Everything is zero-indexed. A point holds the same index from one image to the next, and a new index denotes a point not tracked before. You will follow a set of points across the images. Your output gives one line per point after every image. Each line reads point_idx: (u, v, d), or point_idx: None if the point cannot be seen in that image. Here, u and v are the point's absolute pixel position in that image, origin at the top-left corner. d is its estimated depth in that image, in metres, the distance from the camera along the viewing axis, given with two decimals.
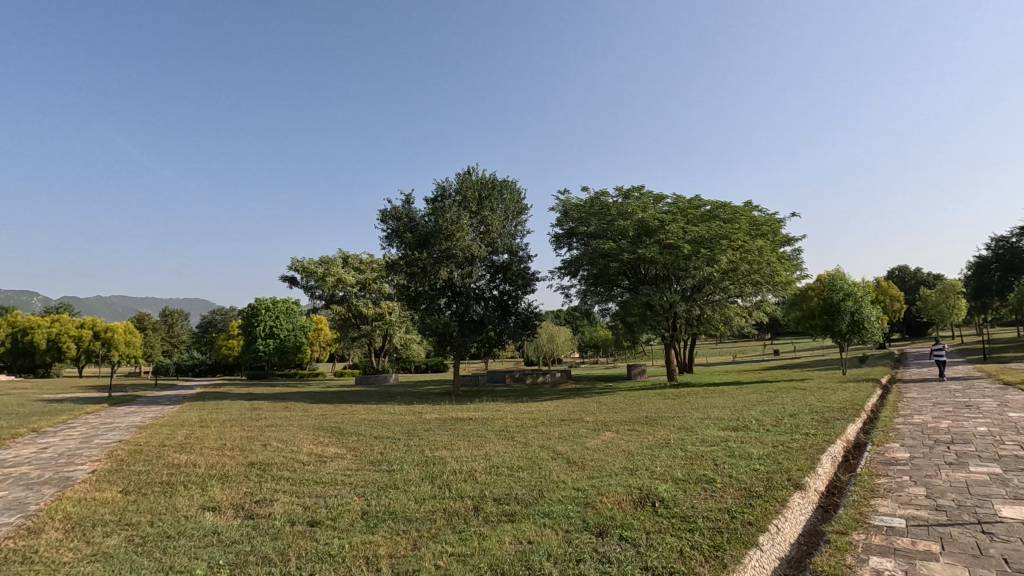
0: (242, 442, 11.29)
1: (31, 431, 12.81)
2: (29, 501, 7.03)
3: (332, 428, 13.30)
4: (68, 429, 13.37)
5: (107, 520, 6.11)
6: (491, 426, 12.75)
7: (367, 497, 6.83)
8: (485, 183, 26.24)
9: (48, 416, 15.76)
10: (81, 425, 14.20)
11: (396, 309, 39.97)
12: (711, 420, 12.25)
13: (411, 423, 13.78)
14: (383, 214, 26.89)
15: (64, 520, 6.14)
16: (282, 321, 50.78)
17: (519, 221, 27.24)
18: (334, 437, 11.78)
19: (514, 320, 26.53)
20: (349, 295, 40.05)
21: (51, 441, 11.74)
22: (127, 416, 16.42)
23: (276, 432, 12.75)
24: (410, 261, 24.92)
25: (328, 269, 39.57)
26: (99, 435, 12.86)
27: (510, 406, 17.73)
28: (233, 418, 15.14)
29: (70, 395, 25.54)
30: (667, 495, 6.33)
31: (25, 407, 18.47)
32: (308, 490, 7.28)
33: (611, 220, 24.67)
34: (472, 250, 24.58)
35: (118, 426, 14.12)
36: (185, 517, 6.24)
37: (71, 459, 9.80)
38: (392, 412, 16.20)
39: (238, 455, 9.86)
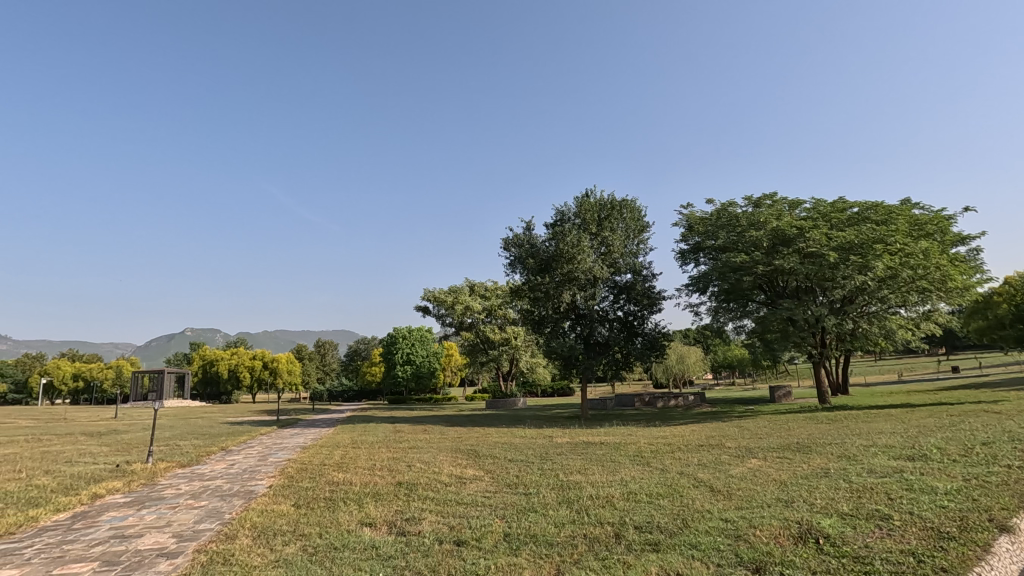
0: (389, 462, 12.17)
1: (221, 450, 14.98)
2: (224, 510, 8.20)
3: (469, 450, 13.86)
4: (249, 448, 15.43)
5: (285, 530, 6.91)
6: (625, 451, 12.42)
7: (508, 519, 6.98)
8: (604, 203, 26.21)
9: (233, 436, 18.33)
10: (258, 445, 16.30)
11: (521, 334, 40.83)
12: (879, 448, 10.83)
13: (544, 447, 13.90)
14: (505, 242, 27.95)
15: (252, 528, 7.06)
16: (417, 348, 54.32)
17: (641, 239, 26.76)
18: (471, 459, 12.26)
19: (640, 341, 25.84)
20: (477, 321, 41.74)
21: (238, 458, 13.63)
22: (293, 437, 18.57)
23: (418, 454, 13.56)
24: (534, 286, 25.37)
25: (457, 297, 41.69)
26: (272, 453, 14.66)
27: (642, 430, 17.15)
28: (380, 440, 16.43)
29: (248, 418, 29.43)
30: (835, 532, 5.68)
31: (215, 429, 21.66)
32: (452, 510, 7.62)
33: (742, 232, 23.17)
34: (594, 272, 24.47)
35: (287, 446, 16.01)
36: (347, 530, 6.86)
37: (252, 475, 11.27)
38: (522, 436, 16.46)
39: (387, 474, 10.64)
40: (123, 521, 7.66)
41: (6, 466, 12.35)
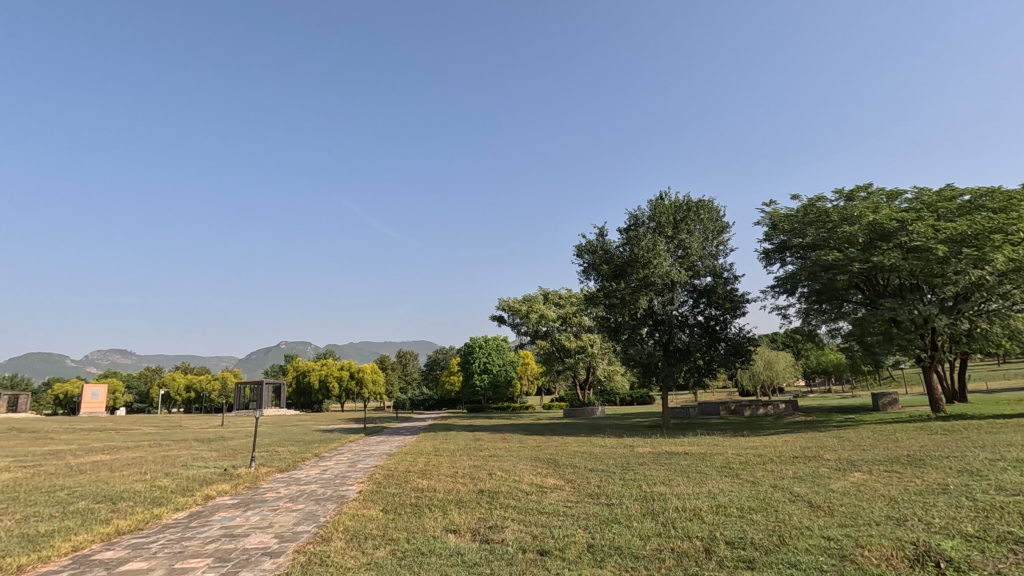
0: (471, 470, 12.37)
1: (314, 456, 15.92)
2: (319, 513, 8.68)
3: (548, 459, 13.82)
4: (339, 455, 16.29)
5: (375, 534, 7.19)
6: (711, 462, 11.89)
7: (591, 530, 6.88)
8: (680, 205, 25.44)
9: (325, 443, 19.43)
10: (348, 451, 17.15)
11: (597, 341, 40.32)
12: (1007, 462, 9.66)
13: (625, 457, 13.59)
14: (578, 249, 27.81)
15: (345, 531, 7.41)
16: (493, 357, 55.02)
17: (720, 241, 25.73)
18: (551, 468, 12.21)
19: (724, 347, 24.74)
20: (552, 329, 41.67)
21: (330, 464, 14.41)
22: (379, 444, 19.36)
23: (498, 462, 13.70)
24: (609, 292, 25.00)
25: (531, 306, 41.91)
26: (360, 460, 15.37)
27: (729, 441, 16.34)
28: (461, 448, 16.77)
29: (338, 426, 31.06)
30: (958, 555, 5.11)
31: (308, 436, 23.06)
32: (534, 519, 7.61)
33: (833, 228, 21.66)
34: (672, 276, 23.74)
35: (374, 453, 16.73)
36: (433, 536, 7.03)
37: (343, 480, 11.86)
38: (602, 445, 16.20)
39: (469, 482, 10.82)
40: (232, 521, 8.30)
41: (134, 468, 13.78)
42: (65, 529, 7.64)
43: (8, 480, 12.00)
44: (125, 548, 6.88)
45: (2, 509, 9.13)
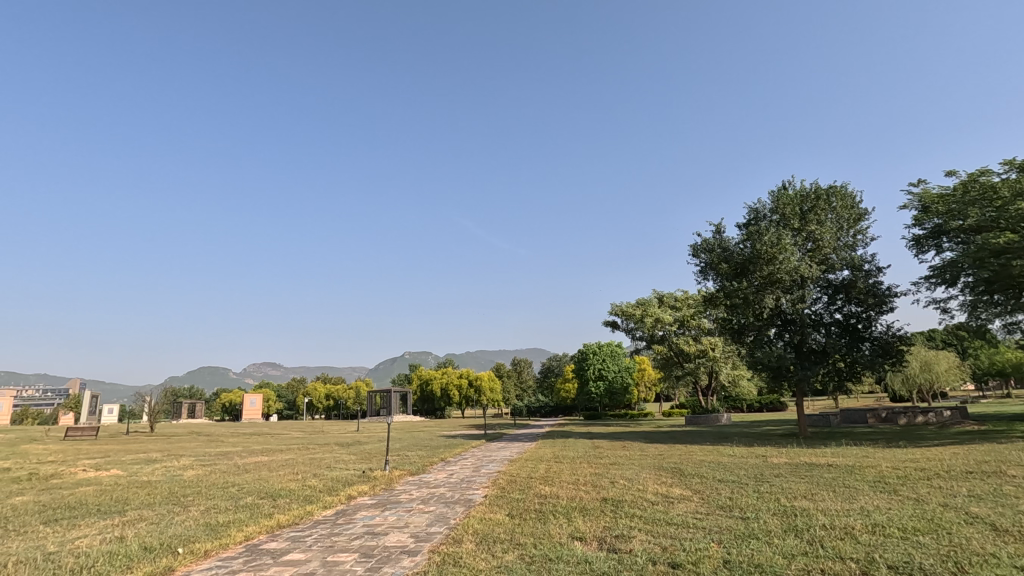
0: (592, 478, 12.25)
1: (441, 460, 16.73)
2: (449, 515, 9.09)
3: (673, 468, 13.27)
4: (464, 460, 16.95)
5: (503, 538, 7.37)
6: (861, 476, 10.68)
7: (727, 545, 6.50)
8: (807, 194, 23.43)
9: (450, 448, 20.33)
10: (471, 457, 17.79)
11: (718, 345, 38.04)
12: None
13: (759, 468, 12.67)
14: (693, 249, 26.65)
15: (475, 534, 7.69)
16: (608, 364, 54.11)
17: (857, 230, 23.27)
18: (677, 478, 11.71)
19: (869, 347, 22.20)
20: (668, 333, 40.08)
21: (455, 468, 15.06)
22: (500, 450, 19.84)
23: (620, 470, 13.41)
24: (730, 292, 23.58)
25: (646, 310, 40.72)
26: (483, 465, 15.87)
27: (882, 452, 14.57)
28: (581, 456, 16.65)
29: (461, 432, 32.39)
30: None
31: (435, 442, 24.27)
32: (662, 530, 7.35)
33: (1004, 206, 18.67)
34: (801, 271, 21.78)
35: (496, 459, 17.18)
36: (559, 543, 7.06)
37: (469, 485, 12.33)
38: (731, 455, 15.22)
39: (592, 490, 10.70)
40: (373, 520, 8.97)
41: (288, 468, 15.42)
42: (239, 521, 8.74)
43: (192, 476, 13.99)
44: (285, 540, 7.69)
45: (190, 501, 10.68)
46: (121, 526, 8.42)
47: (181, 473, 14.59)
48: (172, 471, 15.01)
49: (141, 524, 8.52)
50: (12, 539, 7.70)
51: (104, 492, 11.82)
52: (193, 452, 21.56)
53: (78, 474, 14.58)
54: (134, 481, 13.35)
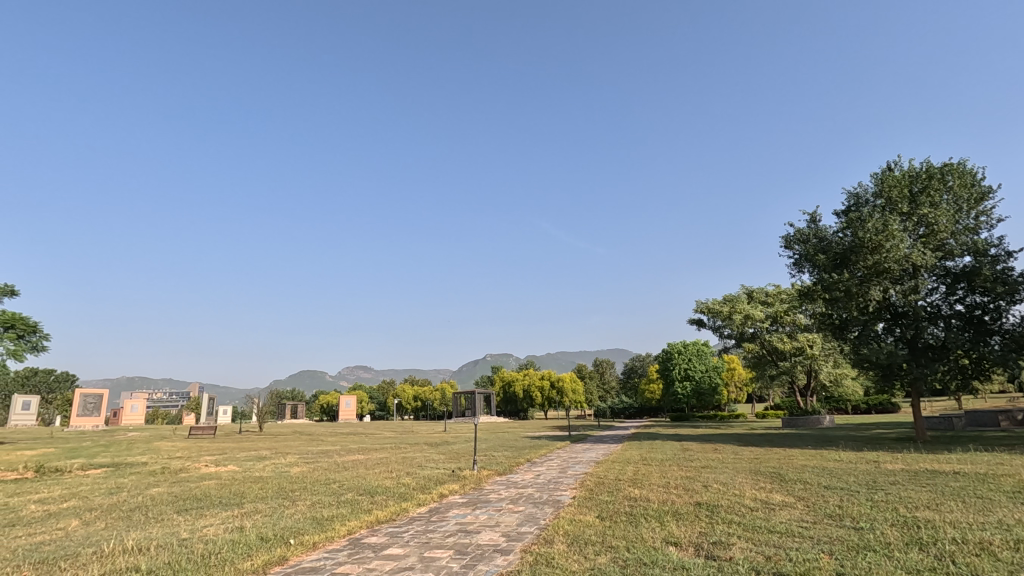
0: (684, 481, 11.84)
1: (528, 461, 16.90)
2: (539, 516, 9.14)
3: (772, 473, 12.55)
4: (550, 461, 16.98)
5: (594, 540, 7.30)
6: (996, 486, 9.50)
7: (840, 556, 6.05)
8: (916, 174, 21.40)
9: (536, 449, 20.46)
10: (557, 458, 17.79)
11: (818, 342, 35.39)
12: None
13: (871, 474, 11.66)
14: (786, 240, 25.17)
15: (565, 535, 7.67)
16: (695, 363, 52.08)
17: (980, 210, 20.90)
18: (777, 483, 11.06)
19: (998, 342, 19.72)
20: (759, 330, 37.97)
21: (542, 469, 15.14)
22: (586, 452, 19.71)
23: (713, 473, 12.88)
24: (828, 285, 21.98)
25: (734, 307, 38.79)
26: (570, 466, 15.83)
27: (1018, 459, 12.92)
28: (670, 458, 16.14)
29: (546, 433, 32.56)
30: None
31: (521, 443, 24.55)
32: (764, 538, 6.96)
33: None
34: (913, 260, 19.85)
35: (582, 460, 17.09)
36: (652, 547, 6.88)
37: (557, 485, 12.35)
38: (837, 460, 14.13)
39: (684, 493, 10.34)
40: (465, 518, 9.22)
41: (382, 466, 16.18)
42: (341, 515, 9.28)
43: (298, 473, 15.07)
44: (384, 535, 8.08)
45: (298, 495, 11.49)
46: (240, 517, 9.22)
47: (289, 470, 15.74)
48: (281, 468, 16.21)
49: (258, 516, 9.26)
50: (152, 526, 8.64)
51: (224, 486, 12.99)
52: (298, 450, 23.14)
53: (202, 469, 16.15)
54: (248, 476, 14.55)
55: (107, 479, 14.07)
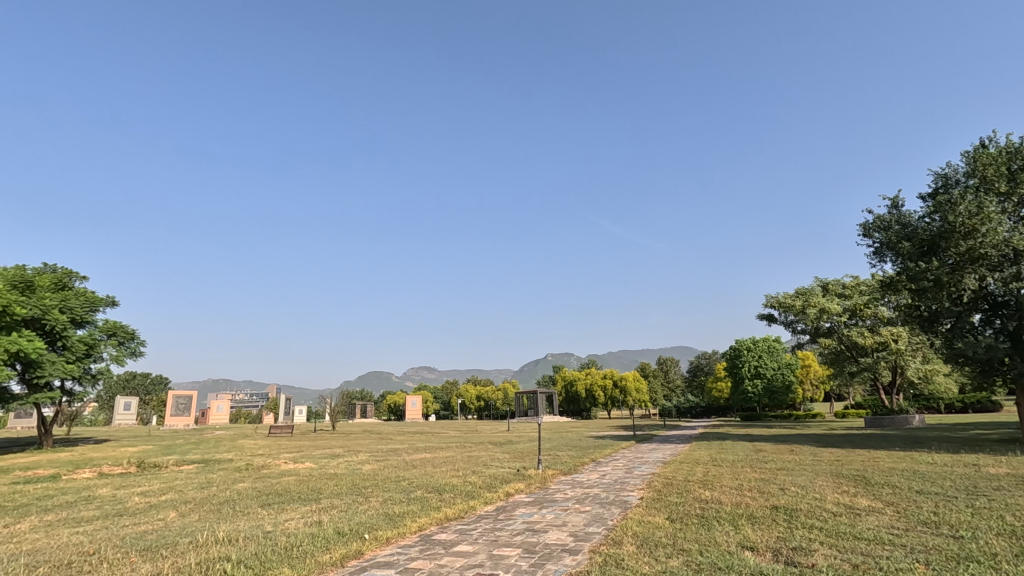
0: (758, 483, 11.32)
1: (593, 461, 16.74)
2: (606, 516, 9.01)
3: (856, 476, 11.79)
4: (616, 461, 16.73)
5: (665, 542, 7.13)
6: None
7: (937, 566, 5.61)
8: (1014, 150, 19.51)
9: (601, 449, 20.21)
10: (623, 458, 17.50)
11: (903, 336, 32.96)
12: None
13: (969, 479, 10.72)
14: (864, 228, 23.63)
15: (634, 536, 7.53)
16: (766, 360, 49.83)
17: None
18: (861, 486, 10.37)
19: None
20: (837, 325, 35.86)
21: (608, 469, 14.95)
22: (653, 452, 19.26)
23: (790, 475, 12.26)
24: (914, 275, 20.42)
25: (808, 300, 36.77)
26: (636, 466, 15.55)
27: None
28: (743, 459, 15.49)
29: (610, 433, 32.14)
30: None
31: (586, 443, 24.34)
32: (849, 545, 6.55)
33: None
34: (1013, 244, 18.09)
35: (648, 460, 16.74)
36: (727, 551, 6.64)
37: (624, 485, 12.15)
38: (930, 462, 13.08)
39: (759, 496, 9.89)
40: (532, 517, 9.23)
41: (448, 464, 16.51)
42: (412, 512, 9.55)
43: (370, 470, 15.64)
44: (454, 532, 8.23)
45: (370, 492, 11.94)
46: (318, 512, 9.67)
47: (361, 467, 16.38)
48: (353, 465, 16.89)
49: (334, 511, 9.69)
50: (240, 518, 9.24)
51: (303, 482, 13.73)
52: (368, 449, 24.03)
53: (281, 466, 17.09)
54: (323, 473, 15.26)
55: (198, 475, 15.16)
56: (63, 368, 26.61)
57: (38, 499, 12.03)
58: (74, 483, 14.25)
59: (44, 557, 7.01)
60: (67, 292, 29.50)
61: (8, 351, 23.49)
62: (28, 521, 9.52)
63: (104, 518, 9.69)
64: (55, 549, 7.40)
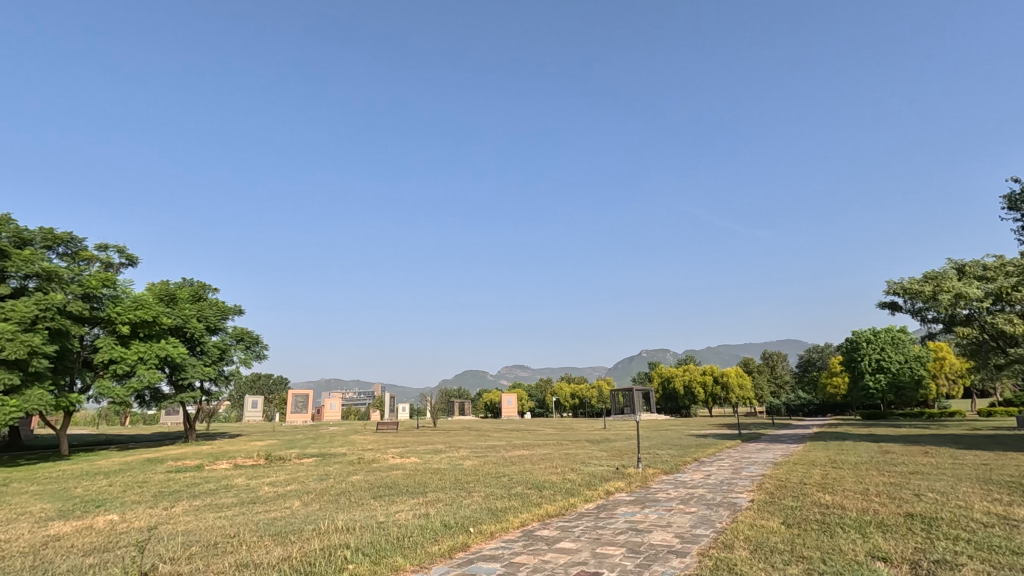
0: (888, 488, 10.25)
1: (695, 460, 16.07)
2: (715, 519, 8.61)
3: (1009, 483, 10.33)
4: (721, 461, 15.94)
5: (782, 548, 6.68)
6: None
7: None
8: None
9: (704, 448, 19.33)
10: (729, 458, 16.62)
11: None
12: None
13: None
14: (1010, 201, 20.73)
15: (746, 540, 7.13)
16: (889, 353, 45.20)
17: None
18: (1019, 496, 9.05)
19: None
20: (977, 312, 31.66)
21: (713, 469, 14.29)
22: (762, 452, 18.12)
23: (926, 481, 10.98)
24: None
25: (939, 285, 32.85)
26: (744, 467, 14.73)
27: None
28: (867, 461, 14.12)
29: (713, 431, 30.70)
30: None
31: (687, 441, 23.43)
32: (1007, 561, 5.75)
33: None
34: None
35: (756, 460, 15.76)
36: (854, 561, 6.10)
37: (731, 487, 11.53)
38: None
39: (890, 502, 8.95)
40: (635, 517, 9.02)
41: (546, 461, 16.60)
42: (514, 507, 9.69)
43: (470, 466, 16.12)
44: (556, 529, 8.26)
45: (472, 487, 12.29)
46: (425, 505, 10.12)
47: (462, 463, 16.92)
48: (455, 461, 17.49)
49: (440, 504, 10.08)
50: (355, 508, 9.90)
51: (410, 476, 14.44)
52: (468, 445, 24.80)
53: (389, 460, 18.08)
54: (427, 467, 15.97)
55: (317, 467, 16.44)
56: (202, 370, 29.93)
57: (188, 485, 13.68)
58: (215, 473, 16.03)
59: (195, 537, 7.95)
60: (203, 302, 33.15)
61: (159, 356, 26.83)
62: (181, 505, 10.85)
63: (241, 505, 10.79)
64: (203, 531, 8.34)
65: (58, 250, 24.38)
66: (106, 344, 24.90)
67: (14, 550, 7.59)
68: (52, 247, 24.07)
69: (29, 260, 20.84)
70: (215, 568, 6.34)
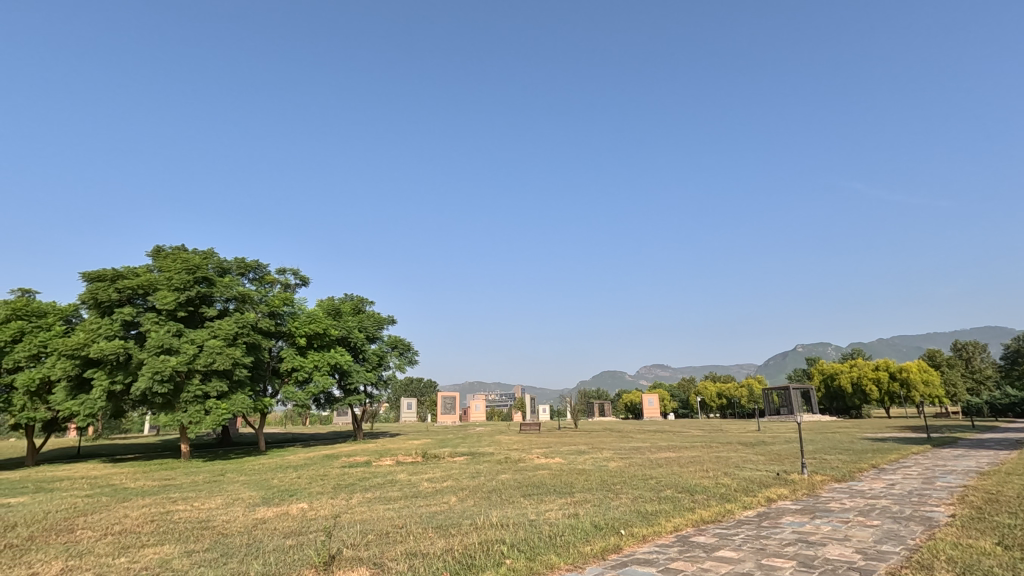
0: None
1: (873, 467, 14.21)
2: (905, 534, 7.52)
3: None
4: (906, 469, 13.90)
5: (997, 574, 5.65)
6: None
7: None
8: None
9: (883, 453, 17.02)
10: (916, 465, 14.45)
11: None
12: None
13: None
14: None
15: (949, 562, 6.14)
16: None
17: None
18: None
19: None
20: None
21: (897, 478, 12.50)
22: (960, 459, 15.47)
23: None
24: None
25: None
26: (938, 476, 12.68)
27: None
28: None
29: (896, 435, 26.81)
30: None
31: (860, 445, 20.80)
32: None
33: None
34: None
35: (953, 469, 13.49)
36: None
37: (923, 499, 10.00)
38: None
39: None
40: (804, 528, 8.23)
41: (696, 464, 15.81)
42: (665, 511, 9.37)
43: (615, 467, 15.93)
44: (713, 535, 7.83)
45: (620, 488, 12.12)
46: (574, 505, 10.19)
47: (607, 465, 16.76)
48: (599, 462, 17.41)
49: (589, 505, 10.08)
50: (507, 506, 10.29)
51: (557, 476, 14.65)
52: (612, 446, 24.47)
53: (534, 460, 18.54)
54: (572, 468, 16.08)
55: (469, 465, 17.42)
56: (365, 376, 33.16)
57: (361, 479, 15.31)
58: (381, 468, 17.73)
59: (370, 526, 8.85)
60: (363, 314, 36.75)
61: (330, 363, 30.27)
62: (355, 497, 12.14)
63: (405, 498, 11.78)
64: (376, 521, 9.26)
65: (249, 276, 28.73)
66: (289, 354, 28.72)
67: (233, 529, 9.04)
68: (245, 274, 28.43)
69: (229, 285, 24.86)
70: (389, 555, 6.99)
